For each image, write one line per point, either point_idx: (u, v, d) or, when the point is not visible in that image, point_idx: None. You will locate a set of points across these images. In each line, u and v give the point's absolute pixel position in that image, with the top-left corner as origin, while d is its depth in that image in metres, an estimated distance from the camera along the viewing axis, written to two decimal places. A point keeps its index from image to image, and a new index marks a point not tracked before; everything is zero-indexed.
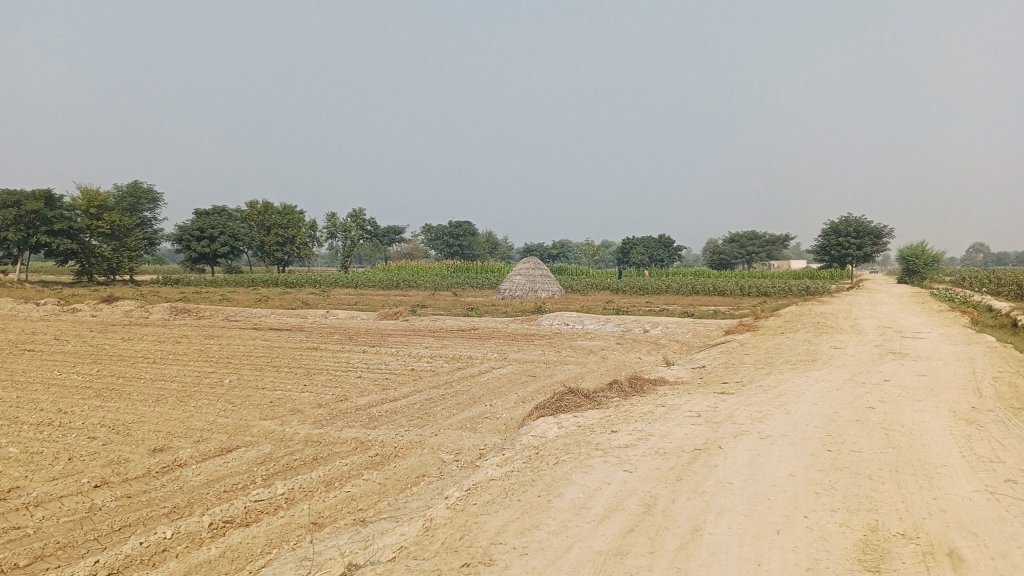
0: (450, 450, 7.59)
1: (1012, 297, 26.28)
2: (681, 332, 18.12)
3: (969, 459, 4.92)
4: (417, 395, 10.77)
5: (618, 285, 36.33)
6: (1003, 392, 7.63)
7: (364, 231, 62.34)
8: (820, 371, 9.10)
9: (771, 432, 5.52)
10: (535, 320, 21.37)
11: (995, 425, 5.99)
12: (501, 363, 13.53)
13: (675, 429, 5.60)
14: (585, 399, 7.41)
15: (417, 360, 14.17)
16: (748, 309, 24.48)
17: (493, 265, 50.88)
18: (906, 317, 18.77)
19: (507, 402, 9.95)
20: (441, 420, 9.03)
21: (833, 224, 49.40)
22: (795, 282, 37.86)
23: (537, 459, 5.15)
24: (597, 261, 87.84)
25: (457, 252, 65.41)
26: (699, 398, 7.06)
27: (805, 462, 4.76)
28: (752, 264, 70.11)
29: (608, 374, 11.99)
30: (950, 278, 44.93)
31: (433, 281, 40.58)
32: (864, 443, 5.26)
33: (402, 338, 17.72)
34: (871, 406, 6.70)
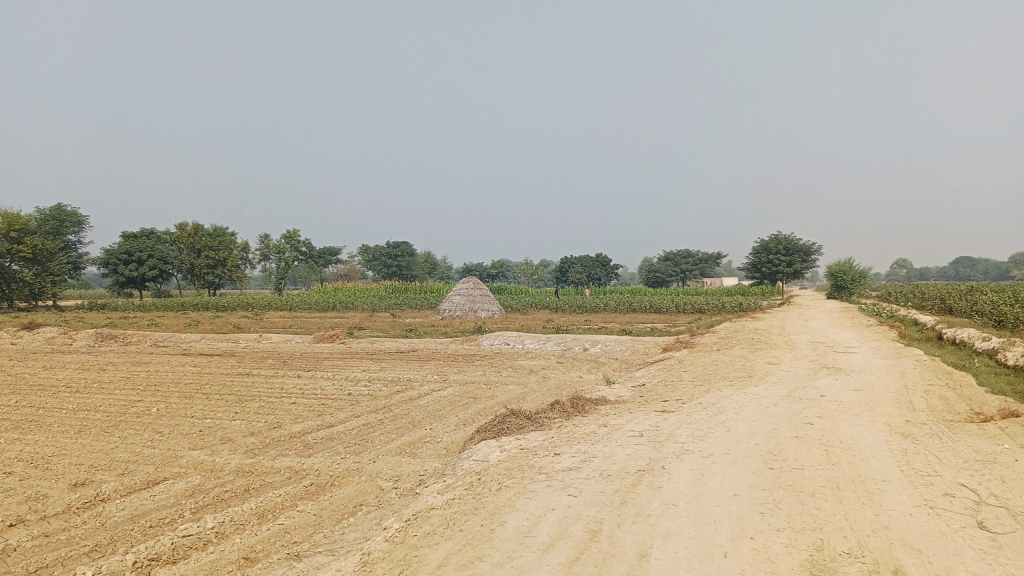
0: (389, 477, 7.39)
1: (935, 311, 27.21)
2: (619, 350, 18.20)
3: (907, 473, 4.96)
4: (355, 420, 10.52)
5: (557, 304, 36.45)
6: (934, 405, 7.79)
7: (299, 252, 61.33)
8: (758, 388, 9.19)
9: (714, 450, 5.50)
10: (474, 340, 21.23)
11: (930, 438, 6.09)
12: (440, 385, 13.35)
13: (618, 450, 5.53)
14: (526, 421, 7.31)
15: (354, 384, 13.89)
16: (684, 326, 24.79)
17: (431, 286, 50.62)
18: (837, 332, 19.24)
19: (447, 425, 9.79)
20: (379, 446, 8.81)
21: (764, 242, 50.61)
22: (730, 299, 38.56)
23: (479, 485, 5.01)
24: (535, 281, 88.20)
25: (395, 273, 64.89)
26: (641, 417, 7.02)
27: (749, 480, 4.73)
28: (687, 282, 71.29)
29: (549, 394, 11.92)
30: (876, 293, 46.41)
31: (371, 302, 40.09)
32: (805, 460, 5.27)
33: (339, 361, 17.38)
34: (809, 422, 6.76)
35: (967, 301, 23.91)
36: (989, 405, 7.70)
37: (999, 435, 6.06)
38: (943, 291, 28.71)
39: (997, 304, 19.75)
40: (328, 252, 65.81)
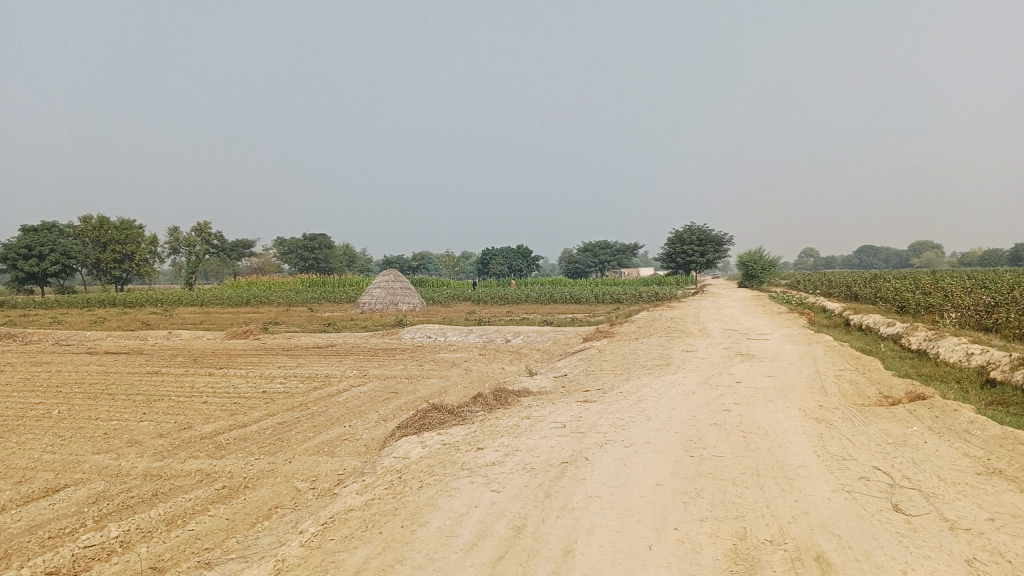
0: (306, 477, 7.16)
1: (841, 298, 28.22)
2: (540, 341, 18.22)
3: (823, 458, 5.04)
4: (270, 419, 10.19)
5: (478, 296, 36.33)
6: (845, 390, 8.01)
7: (211, 246, 59.48)
8: (676, 375, 9.29)
9: (636, 440, 5.48)
10: (395, 334, 20.95)
11: (843, 422, 6.23)
12: (359, 381, 13.08)
13: (541, 442, 5.45)
14: (447, 415, 7.18)
15: (269, 381, 13.47)
16: (603, 316, 25.04)
17: (349, 278, 49.79)
18: (750, 320, 19.71)
19: (367, 421, 9.57)
20: (296, 445, 8.54)
21: (679, 233, 51.65)
22: (647, 289, 39.21)
23: (399, 485, 4.86)
24: (456, 273, 87.93)
25: (312, 266, 63.63)
26: (563, 408, 6.97)
27: (671, 469, 4.71)
28: (605, 273, 72.22)
29: (470, 386, 11.82)
30: (785, 281, 47.95)
31: (287, 296, 39.19)
32: (725, 447, 5.30)
33: (254, 358, 16.86)
34: (727, 409, 6.84)
35: (871, 288, 24.88)
36: (896, 388, 7.96)
37: (907, 418, 6.24)
38: (848, 279, 29.81)
39: (899, 290, 20.58)
40: (242, 245, 64.03)
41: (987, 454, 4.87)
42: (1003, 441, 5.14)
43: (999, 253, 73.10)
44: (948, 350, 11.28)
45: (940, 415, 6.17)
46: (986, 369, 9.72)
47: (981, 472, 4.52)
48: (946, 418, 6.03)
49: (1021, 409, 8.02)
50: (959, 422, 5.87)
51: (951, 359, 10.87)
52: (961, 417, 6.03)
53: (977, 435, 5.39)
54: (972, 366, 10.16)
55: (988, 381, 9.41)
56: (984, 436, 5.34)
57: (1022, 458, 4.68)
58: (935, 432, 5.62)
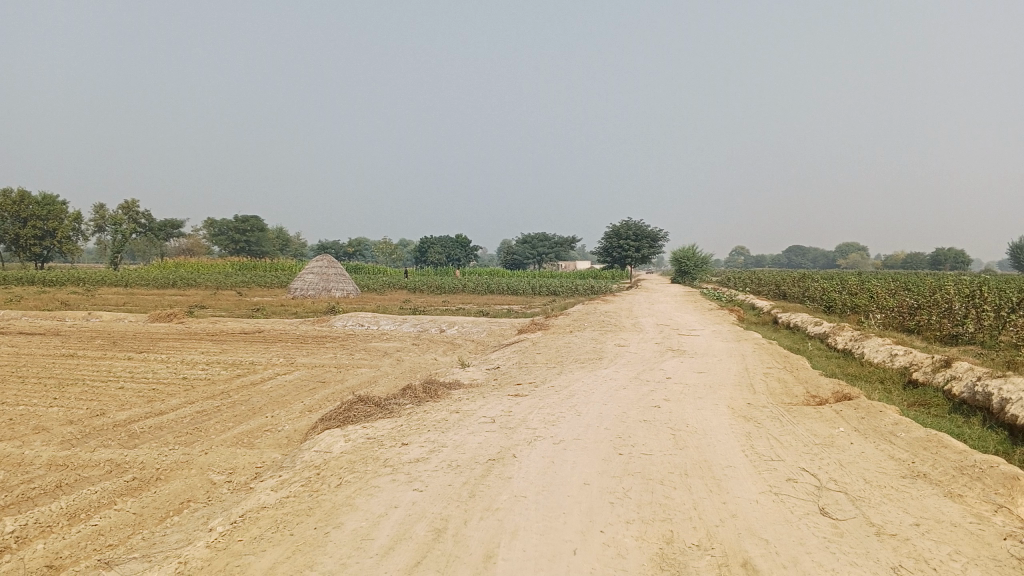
0: (222, 470, 6.85)
1: (770, 296, 28.76)
2: (475, 331, 18.05)
3: (751, 458, 5.00)
4: (189, 408, 9.76)
5: (414, 284, 35.93)
6: (774, 388, 8.06)
7: (138, 225, 57.51)
8: (608, 370, 9.23)
9: (565, 436, 5.35)
10: (326, 321, 20.50)
11: (771, 422, 6.22)
12: (286, 369, 12.69)
13: (468, 438, 5.28)
14: (374, 408, 6.95)
15: (191, 368, 12.97)
16: (538, 308, 25.03)
17: (282, 263, 48.72)
18: (683, 315, 19.88)
19: (291, 412, 9.25)
20: (214, 436, 8.18)
21: (615, 227, 52.03)
22: (583, 282, 39.37)
23: (317, 481, 4.64)
24: (393, 260, 87.09)
25: (243, 249, 62.09)
26: (493, 401, 6.81)
27: (600, 468, 4.58)
28: (542, 265, 72.41)
29: (401, 377, 11.58)
30: (717, 278, 48.75)
31: (217, 279, 38.14)
32: (654, 445, 5.21)
33: (176, 343, 16.26)
34: (658, 405, 6.77)
35: (799, 287, 25.39)
36: (823, 388, 8.04)
37: (834, 418, 6.27)
38: (778, 277, 30.42)
39: (826, 290, 21.03)
40: (171, 225, 62.14)
41: (911, 457, 4.90)
42: (926, 444, 5.17)
43: (919, 257, 75.86)
44: (873, 350, 11.51)
45: (866, 416, 6.23)
46: (909, 370, 9.93)
47: (906, 475, 4.52)
48: (872, 419, 6.08)
49: (942, 410, 8.19)
50: (884, 423, 5.92)
51: (875, 359, 11.08)
52: (886, 418, 6.09)
53: (901, 437, 5.43)
54: (896, 366, 10.37)
55: (910, 382, 9.61)
56: (908, 438, 5.38)
57: (945, 461, 4.71)
58: (861, 433, 5.65)
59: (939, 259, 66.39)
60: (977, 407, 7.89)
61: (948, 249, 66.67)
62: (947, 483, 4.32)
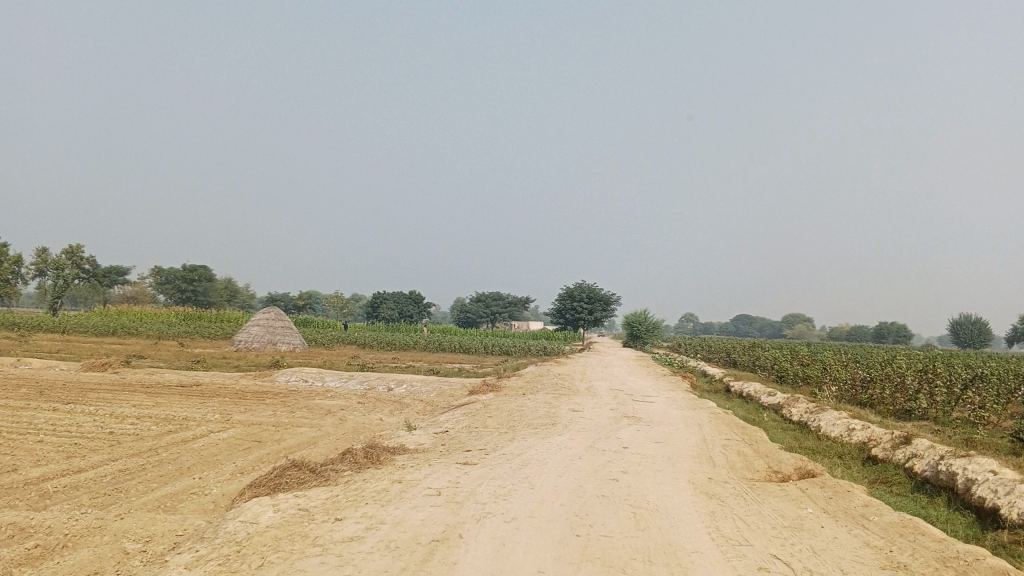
0: (138, 537, 6.21)
1: (721, 364, 28.71)
2: (424, 391, 17.48)
3: (718, 542, 4.61)
4: (110, 465, 9.03)
5: (363, 340, 35.16)
6: (733, 461, 7.72)
7: (81, 270, 55.80)
8: (561, 436, 8.83)
9: (517, 513, 4.91)
10: (269, 375, 19.73)
11: (735, 499, 5.86)
12: (221, 427, 11.98)
13: (410, 513, 4.80)
14: (309, 474, 6.42)
15: (119, 422, 12.16)
16: (490, 368, 24.58)
17: (229, 314, 47.49)
18: (635, 380, 19.56)
19: (221, 474, 8.60)
20: (133, 498, 7.51)
21: (569, 289, 52.02)
22: (537, 343, 38.99)
23: (237, 561, 4.11)
24: (345, 315, 85.99)
25: (189, 298, 60.52)
26: (439, 470, 6.33)
27: (554, 552, 4.14)
28: (495, 325, 71.98)
29: (343, 438, 10.99)
30: (669, 344, 48.79)
31: (160, 329, 36.93)
32: (613, 525, 4.79)
33: (107, 394, 15.38)
34: (614, 478, 6.36)
35: (750, 355, 25.32)
36: (784, 463, 7.73)
37: (800, 497, 5.94)
38: (728, 345, 30.46)
39: (778, 360, 20.98)
40: (116, 271, 60.56)
41: (887, 545, 4.57)
42: (901, 530, 4.86)
43: (864, 330, 77.28)
44: (829, 423, 11.29)
45: (833, 496, 5.91)
46: (867, 446, 9.70)
47: (885, 566, 4.19)
48: (840, 500, 5.76)
49: (904, 489, 7.93)
50: (853, 505, 5.61)
51: (832, 434, 10.85)
52: (855, 499, 5.78)
53: (873, 521, 5.11)
54: (853, 441, 10.15)
55: (869, 458, 9.38)
56: (881, 523, 5.07)
57: (924, 551, 4.40)
58: (831, 515, 5.31)
59: (882, 331, 67.71)
60: (940, 487, 7.64)
61: (891, 323, 68.24)
62: None
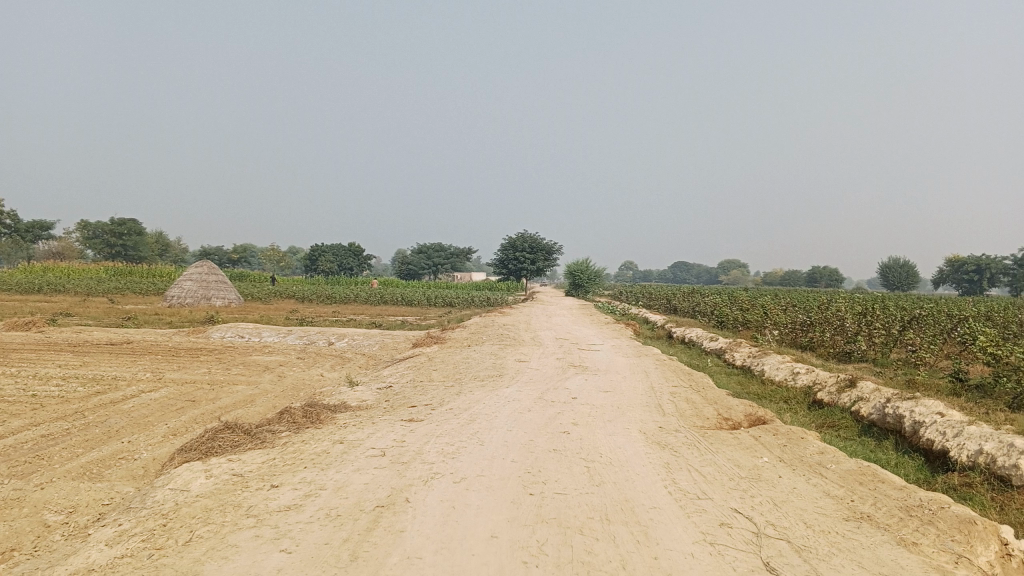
0: (61, 507, 5.75)
1: (662, 310, 28.88)
2: (366, 345, 17.09)
3: (677, 496, 4.42)
4: (31, 431, 8.45)
5: (302, 294, 34.42)
6: (684, 408, 7.59)
7: (1, 226, 53.11)
8: (508, 389, 8.58)
9: (466, 472, 4.64)
10: (203, 332, 19.05)
11: (689, 448, 5.70)
12: (152, 387, 11.43)
13: (353, 476, 4.50)
14: (243, 437, 6.06)
15: (43, 384, 11.50)
16: (433, 320, 24.28)
17: (162, 269, 45.83)
18: (579, 329, 19.49)
19: (151, 438, 8.14)
20: (56, 465, 7.00)
21: (510, 239, 51.73)
22: (479, 294, 38.75)
23: (164, 535, 3.75)
24: (283, 268, 84.20)
25: (119, 253, 58.45)
26: (382, 429, 6.03)
27: (508, 514, 3.89)
28: (437, 276, 71.44)
29: (282, 396, 10.59)
30: (609, 292, 49.08)
31: (87, 285, 35.45)
32: (567, 481, 4.56)
33: (30, 355, 14.57)
34: (565, 430, 6.15)
35: (690, 301, 25.49)
36: (735, 409, 7.63)
37: (754, 445, 5.81)
38: (669, 292, 30.66)
39: (719, 305, 21.11)
40: (39, 226, 57.86)
41: (849, 494, 4.47)
42: (860, 478, 4.77)
43: (797, 275, 79.16)
44: (774, 367, 11.31)
45: (788, 444, 5.79)
46: (812, 390, 9.71)
47: (849, 517, 4.08)
48: (796, 448, 5.64)
49: (852, 434, 7.93)
50: (809, 452, 5.50)
51: (777, 378, 10.86)
52: (809, 446, 5.68)
53: (831, 469, 5.00)
54: (799, 385, 10.16)
55: (815, 402, 9.39)
56: (839, 471, 4.96)
57: (886, 500, 4.31)
58: (787, 464, 5.20)
59: (815, 276, 69.36)
60: (888, 430, 7.66)
61: (824, 267, 69.85)
62: (896, 528, 3.90)
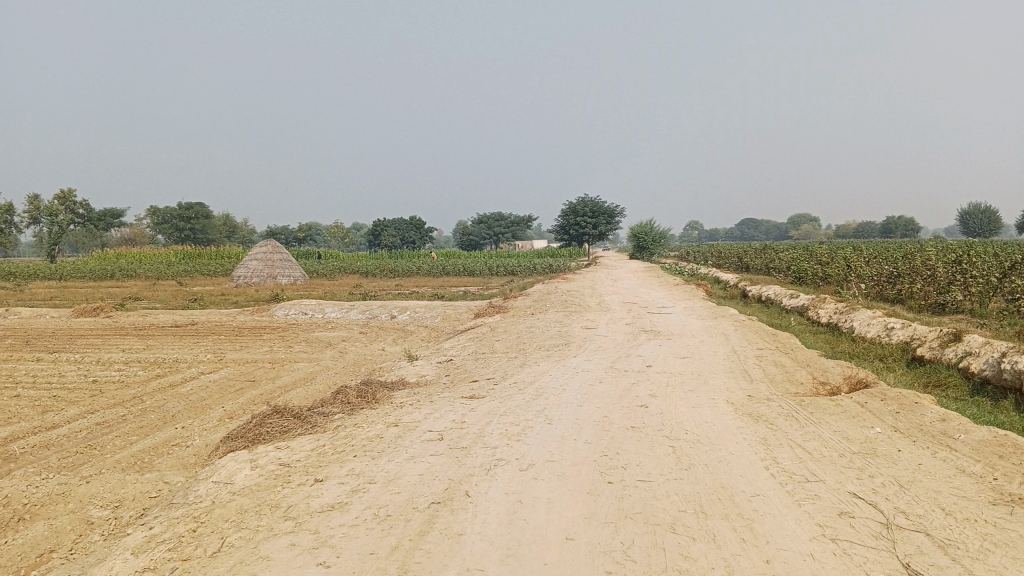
0: (106, 502, 5.40)
1: (732, 269, 27.81)
2: (429, 316, 16.71)
3: (783, 479, 3.77)
4: (87, 419, 8.19)
5: (365, 269, 34.37)
6: (772, 373, 6.89)
7: (74, 215, 54.17)
8: (576, 358, 7.99)
9: (534, 458, 4.08)
10: (267, 310, 18.94)
11: (786, 419, 5.03)
12: (212, 368, 11.18)
13: (407, 467, 3.99)
14: (293, 422, 5.62)
15: (105, 369, 11.37)
16: (495, 290, 23.82)
17: (228, 250, 46.19)
18: (647, 292, 18.72)
19: (208, 422, 7.82)
20: (108, 455, 6.69)
21: (570, 204, 50.80)
22: (543, 261, 38.14)
23: (193, 542, 3.29)
24: (347, 245, 84.94)
25: (188, 237, 59.53)
26: (442, 408, 5.50)
27: (584, 510, 3.30)
28: (499, 245, 70.93)
29: (343, 374, 10.23)
30: (674, 254, 47.80)
31: (157, 270, 35.95)
32: (650, 465, 3.96)
33: (96, 341, 14.51)
34: (642, 404, 5.52)
35: (762, 258, 24.40)
36: (831, 371, 6.89)
37: (861, 413, 5.11)
38: (739, 249, 29.47)
39: (794, 259, 20.08)
40: (110, 214, 58.99)
41: (989, 471, 3.77)
42: (1000, 451, 4.06)
43: (870, 227, 76.08)
44: (865, 323, 10.43)
45: (901, 411, 5.07)
46: (911, 346, 8.86)
47: (997, 501, 3.39)
48: (911, 415, 4.93)
49: (962, 393, 7.12)
50: (929, 421, 4.78)
51: (869, 334, 9.99)
52: (928, 413, 4.95)
53: (961, 440, 4.29)
54: (894, 341, 9.31)
55: (915, 359, 8.56)
56: (971, 442, 4.25)
57: None
58: (905, 435, 4.50)
59: (889, 227, 66.36)
60: (1005, 388, 6.83)
61: (900, 216, 66.85)
62: None
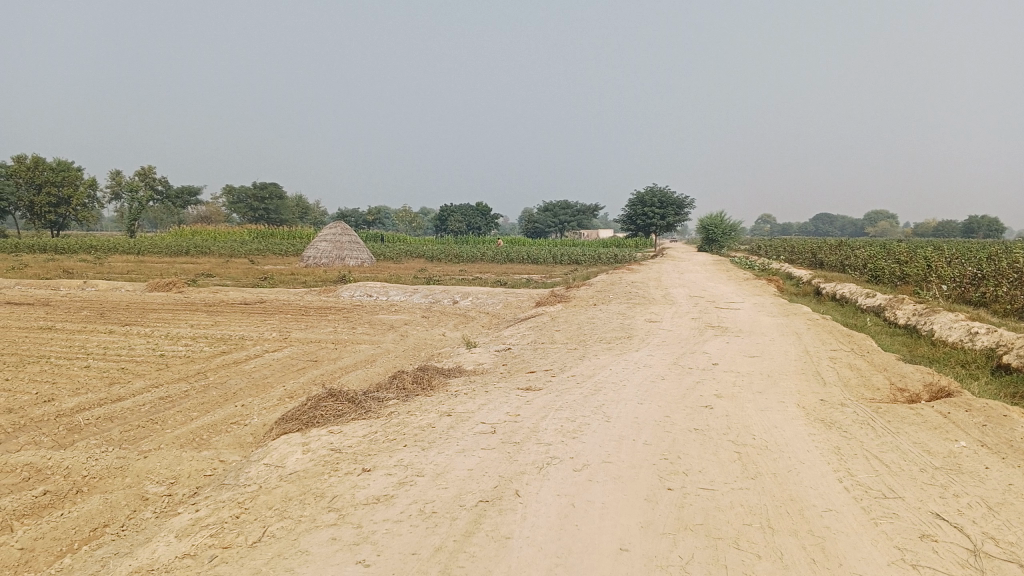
0: (162, 478, 5.42)
1: (805, 265, 26.99)
2: (491, 303, 16.60)
3: (858, 494, 3.50)
4: (152, 393, 8.31)
5: (431, 253, 34.51)
6: (846, 376, 6.54)
7: (154, 192, 55.74)
8: (639, 353, 7.74)
9: (590, 458, 3.88)
10: (333, 291, 19.12)
11: (861, 427, 4.72)
12: (276, 347, 11.27)
13: (458, 461, 3.84)
14: (347, 406, 5.54)
15: (173, 344, 11.57)
16: (559, 278, 23.60)
17: (299, 230, 46.93)
18: (715, 286, 18.24)
19: (267, 401, 7.84)
20: (168, 430, 6.75)
21: (638, 194, 50.10)
22: (609, 251, 37.67)
23: (236, 529, 3.20)
24: (414, 229, 85.65)
25: (261, 217, 60.77)
26: (497, 399, 5.35)
27: (641, 518, 3.10)
28: (565, 234, 70.52)
29: (402, 358, 10.19)
30: (744, 247, 46.72)
31: (230, 247, 36.71)
32: (712, 471, 3.73)
33: (167, 315, 14.82)
34: (707, 405, 5.26)
35: (837, 255, 23.58)
36: (910, 377, 6.50)
37: (945, 425, 4.76)
38: (813, 244, 28.53)
39: (871, 257, 19.32)
40: (187, 192, 60.54)
41: None
42: None
43: (952, 226, 73.11)
44: (946, 326, 9.90)
45: (989, 424, 4.71)
46: (997, 353, 8.35)
47: None
48: (999, 429, 4.58)
49: None
50: (1020, 436, 4.42)
51: (951, 338, 9.47)
52: (1018, 428, 4.58)
53: None
54: (978, 347, 8.79)
55: (1001, 367, 8.06)
56: None
57: None
58: (993, 451, 4.16)
59: (972, 227, 63.63)
60: None
61: (985, 216, 63.85)
62: None
